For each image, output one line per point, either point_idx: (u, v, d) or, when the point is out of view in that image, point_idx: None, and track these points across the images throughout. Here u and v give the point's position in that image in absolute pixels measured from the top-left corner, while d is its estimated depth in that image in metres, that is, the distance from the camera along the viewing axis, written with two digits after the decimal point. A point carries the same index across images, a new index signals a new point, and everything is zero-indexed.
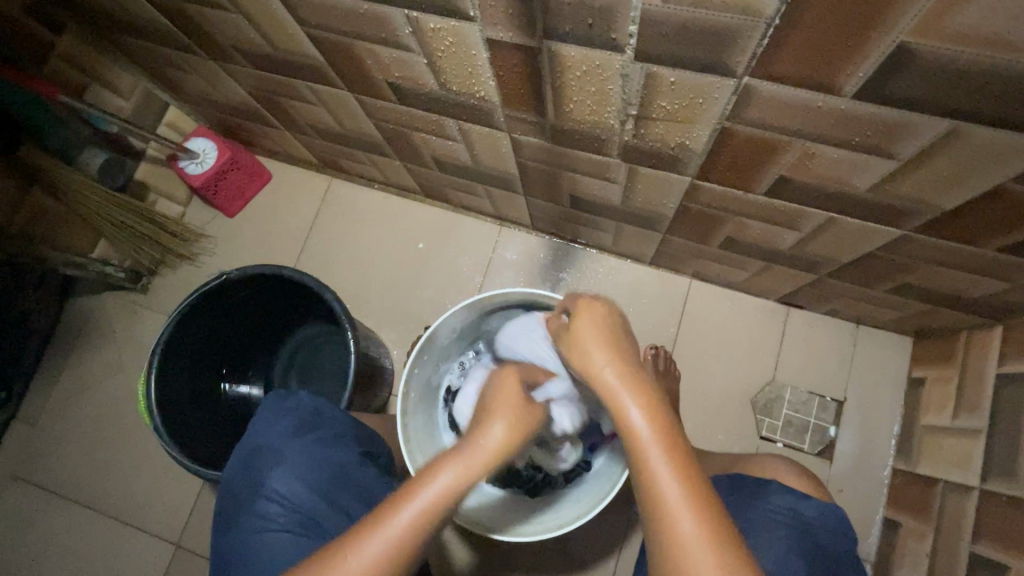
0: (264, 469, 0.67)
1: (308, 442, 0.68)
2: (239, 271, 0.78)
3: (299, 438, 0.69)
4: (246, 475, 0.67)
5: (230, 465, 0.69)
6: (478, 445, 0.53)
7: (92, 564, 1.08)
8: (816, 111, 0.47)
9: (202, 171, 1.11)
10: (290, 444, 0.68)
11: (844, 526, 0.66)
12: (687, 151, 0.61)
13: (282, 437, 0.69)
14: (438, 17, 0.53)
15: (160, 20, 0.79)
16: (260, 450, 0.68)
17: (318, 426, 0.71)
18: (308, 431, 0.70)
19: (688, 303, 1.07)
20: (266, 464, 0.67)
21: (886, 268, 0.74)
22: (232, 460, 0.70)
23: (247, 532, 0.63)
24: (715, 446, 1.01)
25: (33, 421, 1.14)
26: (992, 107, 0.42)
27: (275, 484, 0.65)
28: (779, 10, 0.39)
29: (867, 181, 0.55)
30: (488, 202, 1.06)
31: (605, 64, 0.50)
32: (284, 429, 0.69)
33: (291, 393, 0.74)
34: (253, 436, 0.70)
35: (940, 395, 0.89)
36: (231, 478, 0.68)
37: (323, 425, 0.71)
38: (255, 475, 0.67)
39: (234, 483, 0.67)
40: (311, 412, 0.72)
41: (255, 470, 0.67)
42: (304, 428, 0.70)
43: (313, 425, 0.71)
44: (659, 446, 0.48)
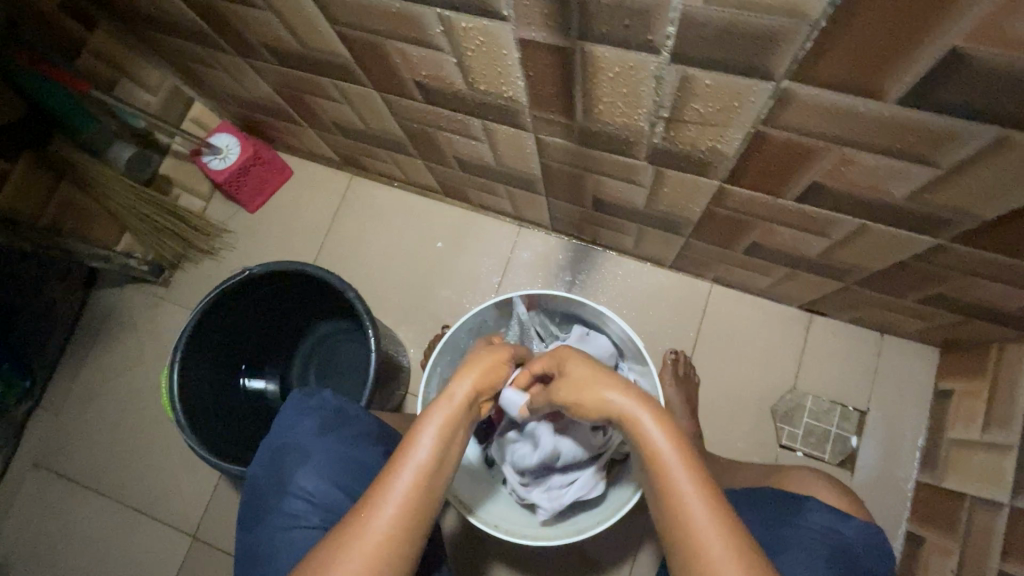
0: (291, 466, 0.66)
1: (334, 441, 0.68)
2: (265, 267, 0.79)
3: (325, 436, 0.68)
4: (273, 473, 0.67)
5: (256, 461, 0.69)
6: (447, 398, 0.56)
7: (97, 545, 1.10)
8: (860, 117, 0.46)
9: (225, 166, 1.12)
10: (315, 443, 0.68)
11: (884, 548, 0.65)
12: (718, 154, 0.60)
13: (309, 435, 0.69)
14: (470, 16, 0.52)
15: (196, 22, 0.80)
16: (286, 448, 0.68)
17: (343, 426, 0.70)
18: (331, 431, 0.69)
19: (709, 308, 1.06)
20: (292, 462, 0.67)
21: (921, 277, 0.72)
22: (258, 457, 0.70)
23: (277, 528, 0.63)
24: (735, 454, 1.00)
25: (96, 412, 1.16)
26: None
27: (300, 481, 0.65)
28: (825, 13, 0.38)
29: (904, 189, 0.54)
30: (509, 202, 1.05)
31: (639, 65, 0.50)
32: (309, 427, 0.69)
33: (314, 392, 0.74)
34: (277, 433, 0.70)
35: (968, 408, 0.87)
36: (258, 476, 0.68)
37: (349, 425, 0.71)
38: (283, 472, 0.67)
39: (260, 478, 0.68)
40: (337, 412, 0.71)
41: (281, 469, 0.67)
42: (330, 426, 0.70)
43: (338, 424, 0.70)
44: (686, 467, 0.48)
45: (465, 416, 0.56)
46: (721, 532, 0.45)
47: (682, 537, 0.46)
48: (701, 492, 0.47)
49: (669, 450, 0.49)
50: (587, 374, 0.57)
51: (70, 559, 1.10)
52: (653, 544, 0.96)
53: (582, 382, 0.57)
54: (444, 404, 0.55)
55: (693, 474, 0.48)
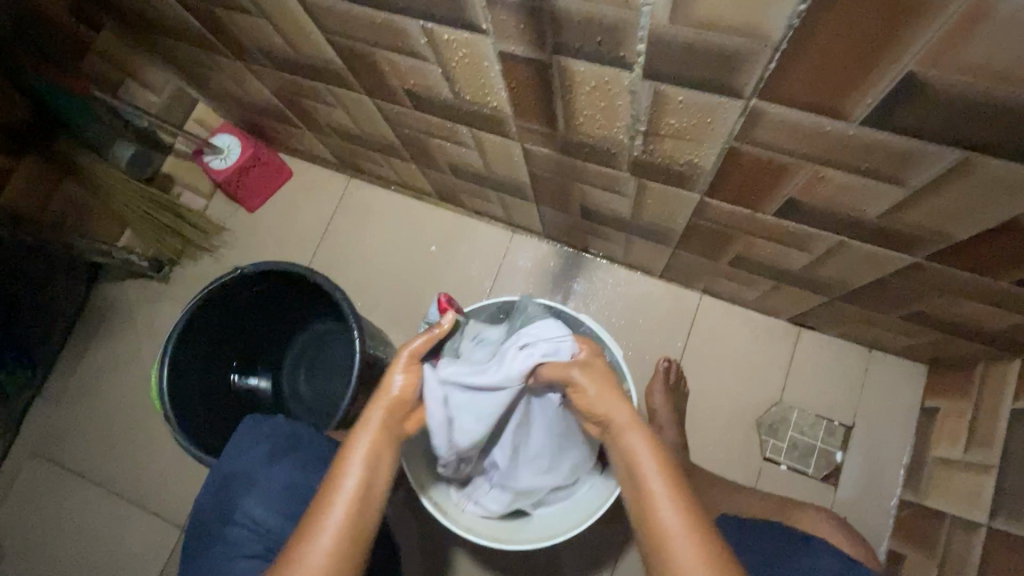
0: (239, 494, 0.68)
1: (280, 470, 0.69)
2: (254, 266, 0.81)
3: (273, 465, 0.69)
4: (222, 500, 0.68)
5: (205, 488, 0.70)
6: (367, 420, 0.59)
7: (88, 534, 1.12)
8: (826, 136, 0.47)
9: (225, 166, 1.15)
10: (263, 471, 0.69)
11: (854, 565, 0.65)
12: (696, 168, 0.61)
13: (257, 464, 0.69)
14: (453, 29, 0.54)
15: (191, 23, 0.82)
16: (235, 476, 0.69)
17: (291, 453, 0.71)
18: (280, 457, 0.70)
19: (698, 318, 1.07)
20: (240, 490, 0.68)
21: (902, 294, 0.72)
22: (206, 486, 0.70)
23: (221, 556, 0.65)
24: (718, 466, 1.00)
25: (92, 403, 1.18)
26: (986, 135, 0.41)
27: (247, 510, 0.67)
28: (785, 35, 0.39)
29: (878, 207, 0.54)
30: (500, 208, 1.07)
31: (613, 80, 0.51)
32: (258, 455, 0.70)
33: (268, 417, 0.74)
34: (225, 462, 0.70)
35: (952, 427, 0.86)
36: (205, 503, 0.69)
37: (299, 449, 0.71)
38: (230, 499, 0.68)
39: (210, 505, 0.69)
40: (287, 437, 0.72)
41: (229, 495, 0.68)
42: (278, 454, 0.70)
43: (286, 451, 0.71)
44: (662, 474, 0.54)
45: (388, 438, 0.59)
46: (686, 523, 0.50)
47: (651, 526, 0.52)
48: (671, 492, 0.53)
49: (648, 459, 0.56)
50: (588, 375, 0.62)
51: (63, 546, 1.12)
52: (632, 552, 0.97)
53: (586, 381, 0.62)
54: (365, 431, 0.59)
55: (666, 476, 0.54)
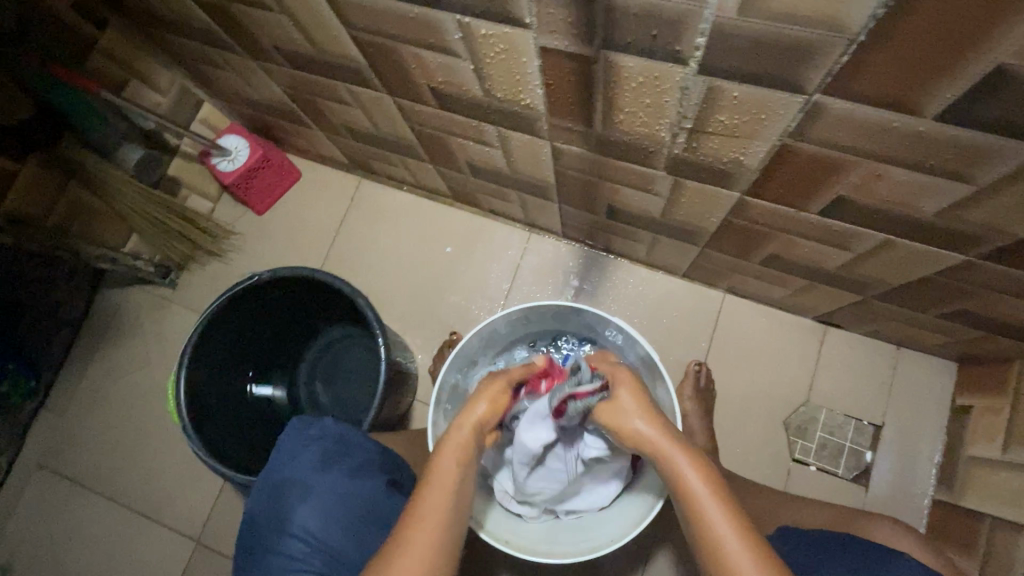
0: (289, 504, 0.61)
1: (336, 476, 0.62)
2: (272, 273, 0.78)
3: (326, 471, 0.62)
4: (272, 509, 0.61)
5: (253, 496, 0.63)
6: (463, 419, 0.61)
7: (100, 548, 1.09)
8: (893, 133, 0.45)
9: (234, 168, 1.12)
10: (317, 477, 0.62)
11: None
12: (740, 166, 0.59)
13: (308, 469, 0.62)
14: (491, 24, 0.51)
15: (202, 19, 0.79)
16: (286, 483, 0.62)
17: (344, 457, 0.64)
18: (333, 463, 0.63)
19: (721, 319, 1.05)
20: (293, 498, 0.61)
21: (944, 292, 0.71)
22: (255, 493, 0.63)
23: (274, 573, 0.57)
24: (746, 468, 0.98)
25: (100, 413, 1.15)
26: None
27: (301, 521, 0.59)
28: (865, 26, 0.36)
29: (937, 205, 0.52)
30: (519, 208, 1.04)
31: (664, 75, 0.48)
32: (310, 460, 0.63)
33: (314, 419, 0.67)
34: (275, 468, 0.64)
35: (988, 425, 0.85)
36: (255, 513, 0.62)
37: (352, 454, 0.65)
38: (280, 510, 0.61)
39: (255, 516, 0.62)
40: (338, 440, 0.65)
41: (280, 505, 0.61)
42: (330, 459, 0.63)
43: (339, 455, 0.64)
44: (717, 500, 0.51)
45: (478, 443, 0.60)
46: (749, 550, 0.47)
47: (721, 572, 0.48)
48: (738, 529, 0.49)
49: (697, 482, 0.52)
50: (629, 393, 0.60)
51: (74, 561, 1.09)
52: (661, 558, 0.95)
53: (614, 406, 0.60)
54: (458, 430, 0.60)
55: (726, 509, 0.50)
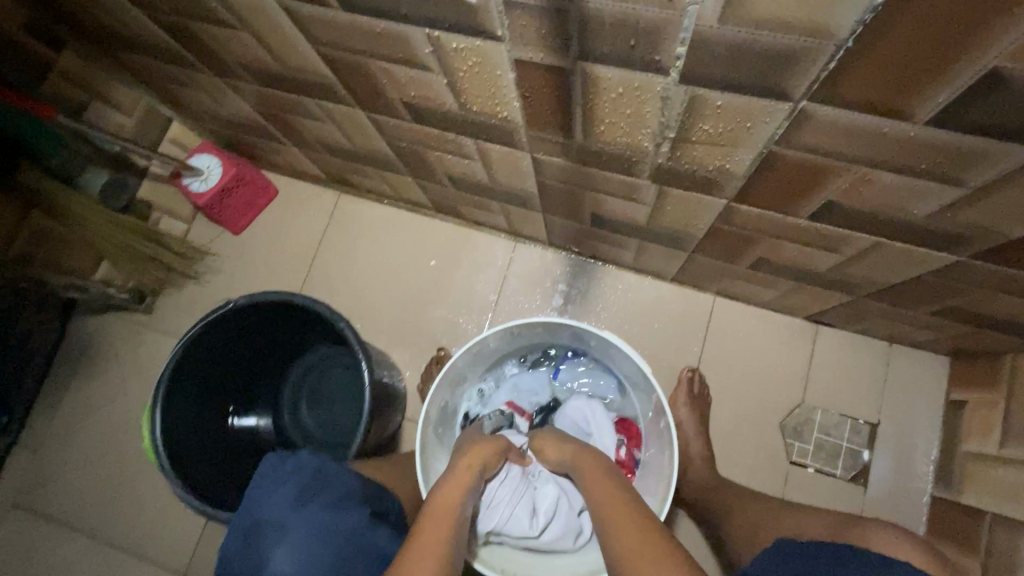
0: (267, 547, 0.58)
1: (311, 512, 0.59)
2: (248, 298, 0.75)
3: (304, 508, 0.60)
4: (248, 554, 0.58)
5: (229, 540, 0.60)
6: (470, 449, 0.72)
7: None
8: (883, 138, 0.43)
9: (207, 189, 1.07)
10: (293, 516, 0.59)
11: None
12: (726, 174, 0.57)
13: (284, 508, 0.60)
14: (462, 37, 0.49)
15: (162, 37, 0.75)
16: (263, 525, 0.59)
17: (322, 491, 0.62)
18: (309, 498, 0.61)
19: (712, 321, 1.03)
20: (269, 541, 0.58)
21: (933, 290, 0.70)
22: (230, 537, 0.60)
23: None
24: (743, 473, 0.97)
25: (77, 448, 1.11)
26: None
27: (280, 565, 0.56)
28: (853, 33, 0.35)
29: (927, 208, 0.51)
30: (503, 218, 1.02)
31: (644, 86, 0.47)
32: (285, 498, 0.60)
33: (291, 454, 0.65)
34: (252, 509, 0.61)
35: (983, 420, 0.84)
36: (229, 560, 0.59)
37: (329, 487, 0.62)
38: (257, 553, 0.58)
39: (231, 564, 0.58)
40: (315, 474, 0.63)
41: (257, 550, 0.58)
42: (307, 495, 0.61)
43: (316, 490, 0.61)
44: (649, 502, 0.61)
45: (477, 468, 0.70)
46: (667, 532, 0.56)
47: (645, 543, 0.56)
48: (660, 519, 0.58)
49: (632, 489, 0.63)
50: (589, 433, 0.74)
51: None
52: None
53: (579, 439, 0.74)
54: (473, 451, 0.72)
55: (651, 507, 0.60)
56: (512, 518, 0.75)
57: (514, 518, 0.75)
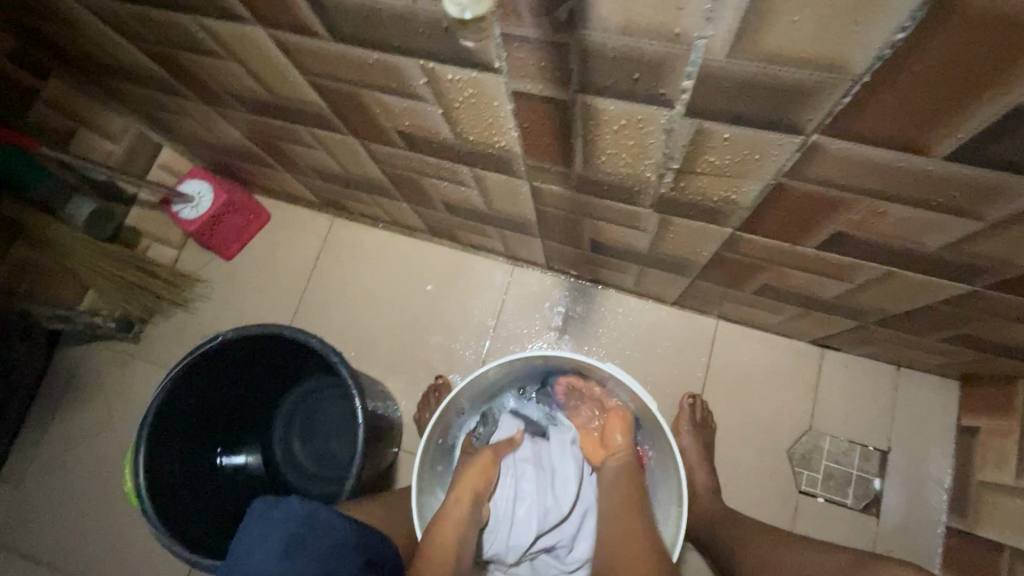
0: None
1: (298, 569, 0.53)
2: (237, 333, 0.72)
3: (293, 564, 0.54)
4: None
5: None
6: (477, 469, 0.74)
7: None
8: (899, 171, 0.41)
9: (198, 216, 1.05)
10: (277, 571, 0.53)
11: None
12: (731, 204, 0.55)
13: (271, 563, 0.54)
14: (457, 68, 0.47)
15: (150, 66, 0.73)
16: None
17: (313, 543, 0.55)
18: (294, 550, 0.54)
19: (715, 346, 1.01)
20: None
21: (944, 318, 0.68)
22: None
23: None
24: (751, 503, 0.94)
25: (60, 484, 1.06)
26: None
27: None
28: (870, 68, 0.33)
29: (942, 240, 0.49)
30: (500, 242, 1.00)
31: (647, 118, 0.45)
32: (272, 552, 0.54)
33: (280, 498, 0.58)
34: (235, 562, 0.55)
35: (997, 448, 0.82)
36: None
37: (321, 538, 0.56)
38: None
39: None
40: (306, 523, 0.56)
41: None
42: (297, 548, 0.55)
43: (306, 542, 0.55)
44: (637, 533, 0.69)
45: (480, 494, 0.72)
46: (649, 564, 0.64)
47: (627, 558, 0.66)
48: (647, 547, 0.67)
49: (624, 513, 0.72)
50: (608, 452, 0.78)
51: None
52: None
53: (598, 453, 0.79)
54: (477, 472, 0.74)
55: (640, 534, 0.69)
56: (539, 516, 0.77)
57: (541, 517, 0.77)
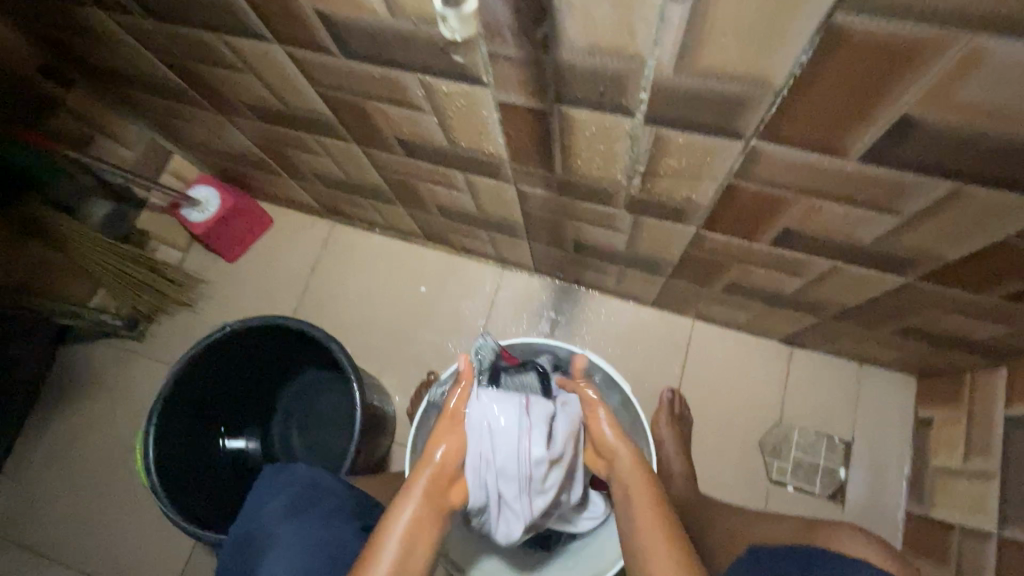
0: (256, 555, 0.60)
1: (300, 525, 0.61)
2: (244, 323, 0.78)
3: (294, 517, 0.62)
4: (241, 562, 0.60)
5: (224, 551, 0.63)
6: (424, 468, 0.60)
7: None
8: (826, 171, 0.49)
9: (203, 219, 1.12)
10: (283, 528, 0.61)
11: None
12: (693, 204, 0.62)
13: (276, 517, 0.62)
14: (451, 82, 0.54)
15: (171, 78, 0.80)
16: (255, 533, 0.62)
17: (314, 503, 0.64)
18: (298, 513, 0.63)
19: (691, 344, 1.07)
20: (260, 548, 0.60)
21: (892, 310, 0.75)
22: (226, 547, 0.63)
23: None
24: (726, 491, 1.00)
25: (62, 476, 1.10)
26: (979, 167, 0.43)
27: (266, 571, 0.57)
28: (787, 82, 0.41)
29: (873, 234, 0.56)
30: (491, 246, 1.06)
31: (614, 125, 0.52)
32: (277, 508, 0.63)
33: (287, 466, 0.69)
34: (246, 520, 0.64)
35: (948, 434, 0.89)
36: (223, 567, 0.62)
37: (322, 500, 0.65)
38: (248, 563, 0.60)
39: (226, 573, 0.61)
40: (309, 487, 0.66)
41: (248, 557, 0.60)
42: (299, 505, 0.64)
43: (308, 501, 0.64)
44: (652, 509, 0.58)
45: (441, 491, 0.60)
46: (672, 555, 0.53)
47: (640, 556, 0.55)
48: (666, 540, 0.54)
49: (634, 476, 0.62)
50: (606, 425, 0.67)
51: None
52: None
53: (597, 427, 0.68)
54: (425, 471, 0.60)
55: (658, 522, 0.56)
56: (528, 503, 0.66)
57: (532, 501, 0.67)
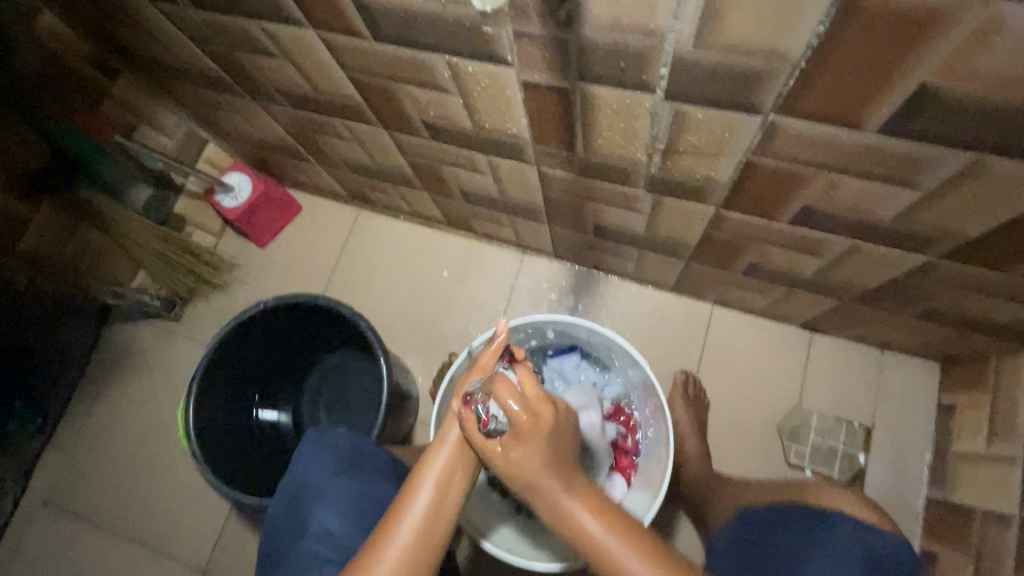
0: (309, 506, 0.67)
1: (348, 481, 0.68)
2: (277, 299, 0.82)
3: (341, 476, 0.69)
4: (292, 512, 0.67)
5: (276, 501, 0.70)
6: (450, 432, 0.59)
7: None
8: (844, 145, 0.49)
9: (237, 205, 1.17)
10: (332, 483, 0.68)
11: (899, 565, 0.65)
12: (712, 182, 0.63)
13: (325, 474, 0.69)
14: (477, 62, 0.56)
15: (210, 66, 0.84)
16: (305, 487, 0.69)
17: (358, 464, 0.70)
18: (345, 470, 0.69)
19: (710, 329, 1.08)
20: (311, 500, 0.67)
21: (914, 292, 0.74)
22: (278, 497, 0.70)
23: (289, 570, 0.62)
24: (743, 474, 1.00)
25: (106, 447, 1.16)
26: (999, 139, 0.44)
27: (320, 521, 0.65)
28: (804, 55, 0.42)
29: (892, 210, 0.57)
30: (512, 231, 1.09)
31: (635, 103, 0.54)
32: (326, 466, 0.69)
33: (330, 429, 0.74)
34: (295, 474, 0.70)
35: (972, 421, 0.88)
36: (275, 515, 0.68)
37: (365, 462, 0.71)
38: (300, 512, 0.67)
39: (278, 521, 0.68)
40: (353, 449, 0.72)
41: (301, 507, 0.67)
42: (345, 465, 0.70)
43: (353, 462, 0.70)
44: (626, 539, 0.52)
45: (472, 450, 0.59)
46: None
47: None
48: (649, 567, 0.50)
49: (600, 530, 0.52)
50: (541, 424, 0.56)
51: None
52: None
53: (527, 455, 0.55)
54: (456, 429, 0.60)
55: (637, 551, 0.51)
56: None
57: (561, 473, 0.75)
